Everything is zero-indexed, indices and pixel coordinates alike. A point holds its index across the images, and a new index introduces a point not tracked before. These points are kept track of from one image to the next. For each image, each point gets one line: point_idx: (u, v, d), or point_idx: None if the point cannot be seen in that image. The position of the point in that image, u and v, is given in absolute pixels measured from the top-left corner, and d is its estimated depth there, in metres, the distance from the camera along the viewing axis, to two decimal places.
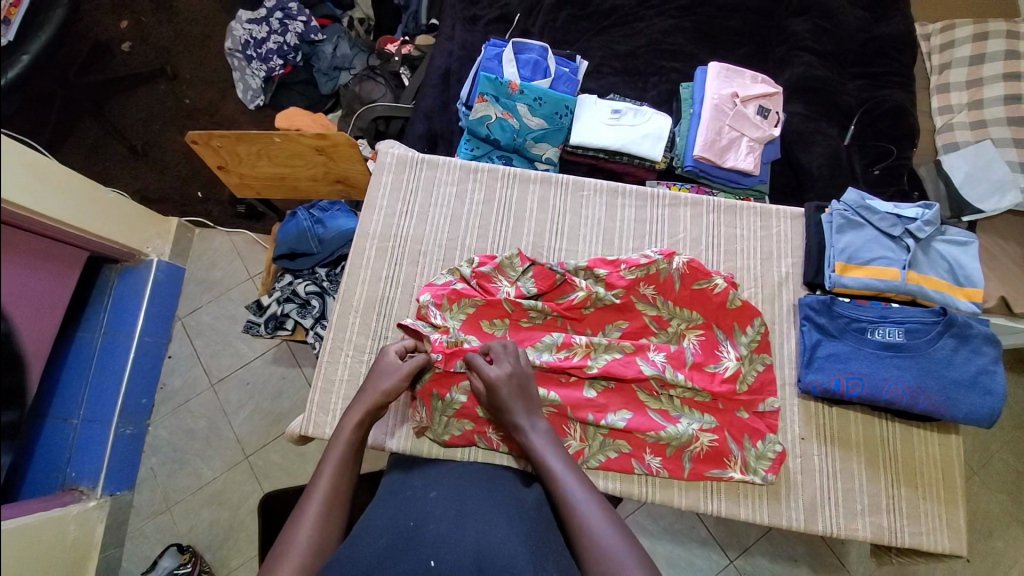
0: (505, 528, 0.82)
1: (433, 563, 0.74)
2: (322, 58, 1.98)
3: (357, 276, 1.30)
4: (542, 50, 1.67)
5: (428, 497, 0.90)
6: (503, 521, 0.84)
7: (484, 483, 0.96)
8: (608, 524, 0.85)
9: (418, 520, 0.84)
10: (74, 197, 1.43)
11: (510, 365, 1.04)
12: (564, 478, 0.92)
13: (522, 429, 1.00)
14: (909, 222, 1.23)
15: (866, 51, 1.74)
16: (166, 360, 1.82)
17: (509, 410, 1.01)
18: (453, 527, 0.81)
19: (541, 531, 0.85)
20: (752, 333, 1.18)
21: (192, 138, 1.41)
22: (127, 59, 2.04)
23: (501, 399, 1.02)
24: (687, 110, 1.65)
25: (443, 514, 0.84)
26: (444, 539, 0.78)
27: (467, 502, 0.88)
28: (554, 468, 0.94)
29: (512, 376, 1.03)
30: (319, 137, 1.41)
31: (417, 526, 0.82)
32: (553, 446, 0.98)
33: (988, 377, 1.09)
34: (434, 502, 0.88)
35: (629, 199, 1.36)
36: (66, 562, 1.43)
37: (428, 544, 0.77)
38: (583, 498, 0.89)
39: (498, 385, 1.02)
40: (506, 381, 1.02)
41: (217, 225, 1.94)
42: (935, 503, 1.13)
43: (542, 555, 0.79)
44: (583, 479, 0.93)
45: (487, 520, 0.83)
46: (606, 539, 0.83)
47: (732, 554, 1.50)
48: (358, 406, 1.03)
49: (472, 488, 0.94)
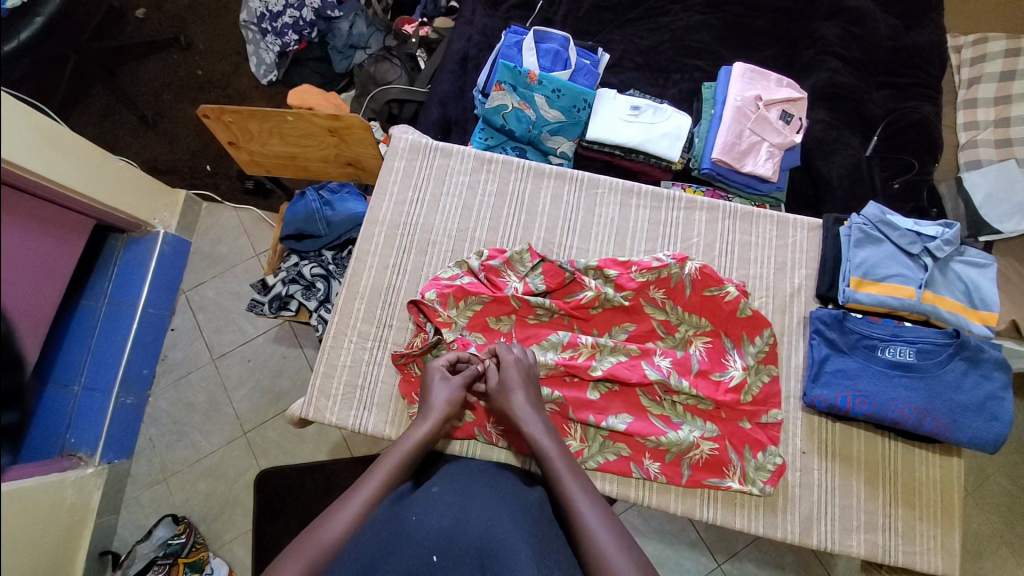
0: (508, 525, 0.82)
1: (435, 558, 0.75)
2: (338, 36, 1.94)
3: (364, 262, 1.29)
4: (564, 40, 1.63)
5: (430, 492, 0.90)
6: (505, 519, 0.83)
7: (487, 482, 0.95)
8: (611, 533, 0.83)
9: (420, 515, 0.83)
10: (81, 162, 1.41)
11: (520, 355, 1.09)
12: (568, 485, 0.91)
13: (521, 415, 1.01)
14: (928, 240, 1.20)
15: (895, 61, 1.70)
16: (168, 333, 1.82)
17: (511, 396, 1.03)
18: (456, 523, 0.81)
19: (543, 530, 0.85)
20: (760, 344, 1.17)
21: (204, 112, 1.38)
22: (141, 26, 2.01)
23: (507, 388, 1.04)
24: (708, 111, 1.61)
25: (446, 509, 0.84)
26: (445, 535, 0.78)
27: (471, 498, 0.88)
28: (559, 474, 0.93)
29: (525, 368, 1.07)
30: (333, 118, 1.39)
31: (418, 522, 0.82)
32: (560, 449, 0.97)
33: (996, 403, 1.08)
34: (437, 498, 0.87)
35: (644, 200, 1.34)
36: (65, 526, 1.45)
37: (430, 538, 0.78)
38: (585, 506, 0.88)
39: (509, 368, 1.06)
40: (518, 365, 1.07)
41: (225, 200, 1.92)
42: (931, 524, 1.12)
43: (545, 555, 0.79)
44: (587, 487, 0.92)
45: (489, 516, 0.83)
46: (605, 545, 0.81)
47: (721, 558, 1.51)
48: (433, 408, 1.03)
49: (475, 486, 0.92)
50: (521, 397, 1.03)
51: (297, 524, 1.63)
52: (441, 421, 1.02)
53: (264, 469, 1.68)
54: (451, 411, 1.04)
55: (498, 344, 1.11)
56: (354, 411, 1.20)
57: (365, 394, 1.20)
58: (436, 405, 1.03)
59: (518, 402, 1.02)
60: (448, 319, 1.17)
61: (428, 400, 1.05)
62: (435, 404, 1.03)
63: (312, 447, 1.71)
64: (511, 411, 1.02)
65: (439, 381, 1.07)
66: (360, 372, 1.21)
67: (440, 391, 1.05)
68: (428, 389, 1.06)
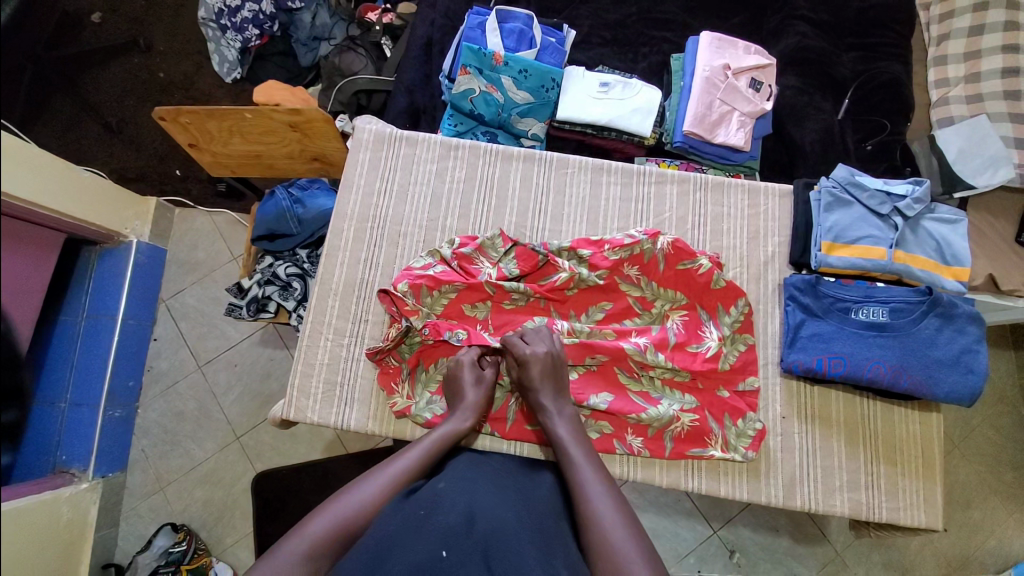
0: (516, 524, 0.81)
1: (444, 554, 0.72)
2: (301, 28, 1.89)
3: (335, 258, 1.26)
4: (527, 19, 1.59)
5: (437, 488, 0.87)
6: (512, 519, 0.82)
7: (493, 480, 0.93)
8: (624, 527, 0.83)
9: (429, 509, 0.81)
10: (45, 176, 1.38)
11: (543, 347, 1.06)
12: (582, 471, 0.92)
13: (548, 413, 1.02)
14: (898, 200, 1.19)
15: (864, 21, 1.68)
16: (152, 343, 1.80)
17: (538, 394, 1.03)
18: (464, 518, 0.78)
19: (547, 526, 0.85)
20: (735, 313, 1.16)
21: (158, 115, 1.34)
22: (97, 29, 1.95)
23: (535, 382, 1.04)
24: (678, 83, 1.59)
25: (454, 504, 0.81)
26: (454, 530, 0.75)
27: (477, 494, 0.85)
28: (574, 460, 0.94)
29: (535, 364, 1.04)
30: (293, 113, 1.35)
31: (427, 516, 0.79)
32: (582, 445, 0.97)
33: (970, 356, 1.08)
34: (444, 492, 0.84)
35: (615, 177, 1.31)
36: (63, 541, 1.45)
37: (438, 531, 0.75)
38: (597, 491, 0.88)
39: (531, 364, 1.04)
40: (538, 362, 1.04)
41: (198, 204, 1.89)
42: (912, 478, 1.13)
43: (549, 553, 0.79)
44: (611, 488, 0.90)
45: (496, 515, 0.81)
46: (611, 530, 0.83)
47: (716, 525, 1.54)
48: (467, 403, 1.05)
49: (481, 483, 0.90)
50: (549, 391, 1.03)
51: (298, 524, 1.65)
52: (474, 418, 1.04)
53: (260, 472, 1.69)
54: (483, 406, 1.06)
55: (509, 336, 1.09)
56: (335, 408, 1.18)
57: (345, 390, 1.19)
58: (469, 397, 1.05)
59: (543, 385, 1.03)
60: (415, 308, 1.15)
61: (460, 393, 1.07)
62: (469, 399, 1.06)
63: (306, 446, 1.72)
64: (538, 408, 1.03)
65: (469, 379, 1.08)
66: (339, 370, 1.20)
67: (472, 384, 1.08)
68: (459, 382, 1.08)
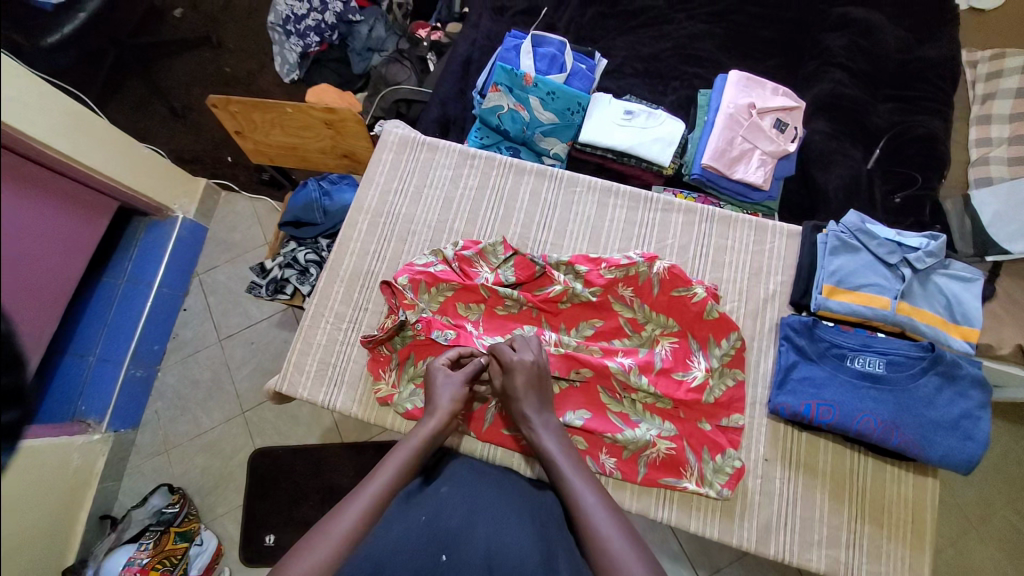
0: (517, 529, 0.84)
1: (444, 557, 0.78)
2: (358, 39, 2.04)
3: (346, 247, 1.34)
4: (561, 45, 1.67)
5: (439, 492, 0.93)
6: (512, 519, 0.87)
7: (495, 484, 0.99)
8: (622, 534, 0.82)
9: (431, 515, 0.86)
10: (108, 148, 1.54)
11: (531, 355, 1.06)
12: (573, 481, 0.91)
13: (531, 423, 1.02)
14: (909, 251, 1.16)
15: (903, 74, 1.67)
16: (181, 312, 1.93)
17: (521, 403, 1.02)
18: (464, 522, 0.85)
19: (551, 534, 0.87)
20: (726, 347, 1.14)
21: (211, 102, 1.48)
22: (178, 25, 2.16)
23: (515, 387, 1.03)
24: (703, 118, 1.62)
25: (455, 510, 0.88)
26: (455, 534, 0.82)
27: (477, 500, 0.91)
28: (565, 473, 0.93)
29: (518, 370, 1.03)
30: (328, 111, 1.47)
31: (430, 521, 0.85)
32: (571, 455, 0.97)
33: (971, 422, 1.03)
34: (446, 497, 0.91)
35: (622, 200, 1.34)
36: (69, 486, 1.55)
37: (440, 538, 0.81)
38: (591, 500, 0.88)
39: (516, 371, 1.04)
40: (524, 369, 1.04)
41: (243, 189, 2.04)
42: (899, 544, 1.07)
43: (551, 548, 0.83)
44: (606, 498, 0.89)
45: (495, 518, 0.87)
46: (608, 540, 0.81)
47: (702, 573, 1.47)
48: (438, 410, 1.02)
49: (482, 487, 0.96)
50: (534, 400, 1.03)
51: (285, 504, 1.70)
52: (448, 419, 1.02)
53: (258, 448, 1.76)
54: (457, 408, 1.04)
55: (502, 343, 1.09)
56: (325, 388, 1.24)
57: (337, 372, 1.24)
58: (441, 405, 1.02)
59: (531, 394, 1.03)
60: (413, 302, 1.19)
61: (431, 401, 1.04)
62: (441, 404, 1.03)
63: (305, 429, 1.78)
64: (520, 415, 1.03)
65: (441, 380, 1.07)
66: (334, 352, 1.26)
67: (444, 390, 1.05)
68: (432, 385, 1.07)
